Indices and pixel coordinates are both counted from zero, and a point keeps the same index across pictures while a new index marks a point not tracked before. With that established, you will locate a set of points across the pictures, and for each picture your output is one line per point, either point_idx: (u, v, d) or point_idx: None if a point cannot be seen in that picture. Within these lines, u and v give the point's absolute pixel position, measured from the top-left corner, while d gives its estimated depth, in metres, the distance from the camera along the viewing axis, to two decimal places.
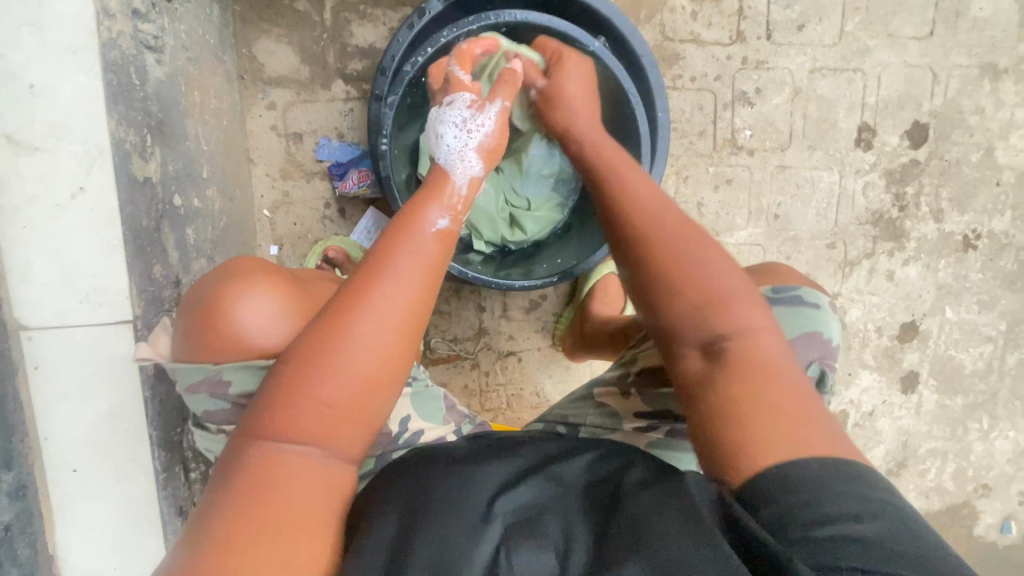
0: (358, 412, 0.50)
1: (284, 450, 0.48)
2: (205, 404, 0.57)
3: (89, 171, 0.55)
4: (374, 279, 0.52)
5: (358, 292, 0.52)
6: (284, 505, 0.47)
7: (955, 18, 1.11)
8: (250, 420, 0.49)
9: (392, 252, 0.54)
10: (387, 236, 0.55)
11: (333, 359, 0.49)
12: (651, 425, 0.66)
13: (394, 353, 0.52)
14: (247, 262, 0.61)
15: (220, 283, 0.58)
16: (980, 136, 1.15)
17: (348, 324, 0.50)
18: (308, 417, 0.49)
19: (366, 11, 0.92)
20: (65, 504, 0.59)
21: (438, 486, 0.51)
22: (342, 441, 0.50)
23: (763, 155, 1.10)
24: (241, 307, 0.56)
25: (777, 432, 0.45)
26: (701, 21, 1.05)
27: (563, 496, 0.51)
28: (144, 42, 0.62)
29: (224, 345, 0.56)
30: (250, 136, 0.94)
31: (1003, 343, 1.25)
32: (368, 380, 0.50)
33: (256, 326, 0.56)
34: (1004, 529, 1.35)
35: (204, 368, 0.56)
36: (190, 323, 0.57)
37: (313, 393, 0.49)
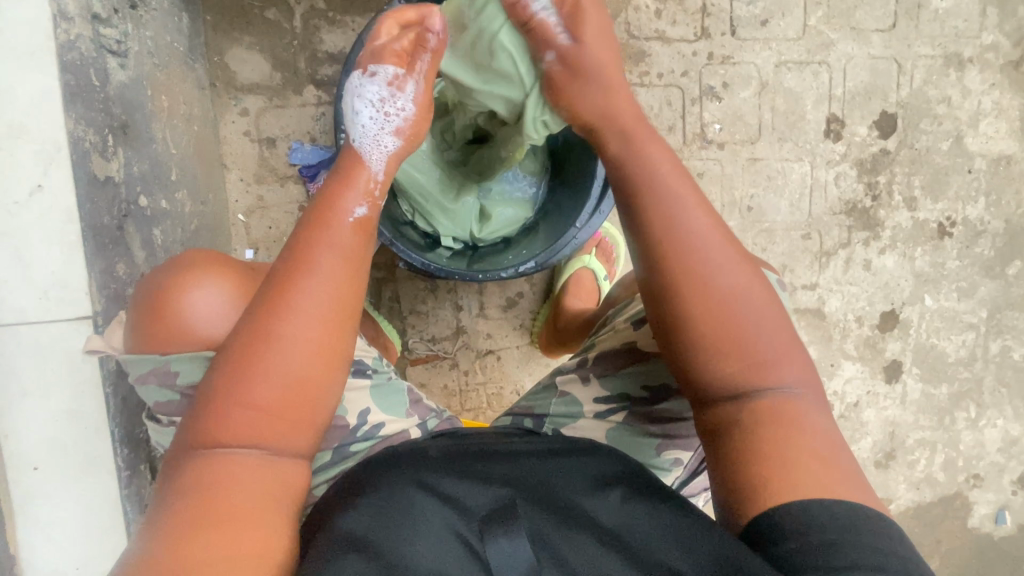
0: (297, 407, 0.49)
1: (225, 453, 0.48)
2: (155, 396, 0.58)
3: (48, 169, 0.56)
4: (295, 275, 0.50)
5: (280, 291, 0.50)
6: (231, 504, 0.46)
7: (917, 10, 1.13)
8: (192, 424, 0.49)
9: (310, 243, 0.51)
10: (303, 226, 0.53)
11: (261, 357, 0.48)
12: (612, 409, 0.69)
13: (325, 345, 0.50)
14: (200, 253, 0.62)
15: (172, 275, 0.58)
16: (949, 125, 1.16)
17: (273, 323, 0.49)
18: (244, 416, 0.48)
19: (334, 18, 0.95)
20: (26, 504, 0.58)
21: (402, 489, 0.50)
22: (281, 437, 0.49)
23: (734, 148, 1.12)
24: (187, 298, 0.57)
25: (781, 464, 0.48)
26: (665, 19, 1.07)
27: (525, 495, 0.51)
28: (106, 47, 0.64)
29: (173, 336, 0.56)
30: (224, 142, 0.95)
31: (986, 329, 1.23)
32: (302, 375, 0.49)
33: (207, 316, 0.57)
34: (998, 520, 1.30)
35: (152, 359, 0.56)
36: (140, 314, 0.57)
37: (246, 393, 0.48)
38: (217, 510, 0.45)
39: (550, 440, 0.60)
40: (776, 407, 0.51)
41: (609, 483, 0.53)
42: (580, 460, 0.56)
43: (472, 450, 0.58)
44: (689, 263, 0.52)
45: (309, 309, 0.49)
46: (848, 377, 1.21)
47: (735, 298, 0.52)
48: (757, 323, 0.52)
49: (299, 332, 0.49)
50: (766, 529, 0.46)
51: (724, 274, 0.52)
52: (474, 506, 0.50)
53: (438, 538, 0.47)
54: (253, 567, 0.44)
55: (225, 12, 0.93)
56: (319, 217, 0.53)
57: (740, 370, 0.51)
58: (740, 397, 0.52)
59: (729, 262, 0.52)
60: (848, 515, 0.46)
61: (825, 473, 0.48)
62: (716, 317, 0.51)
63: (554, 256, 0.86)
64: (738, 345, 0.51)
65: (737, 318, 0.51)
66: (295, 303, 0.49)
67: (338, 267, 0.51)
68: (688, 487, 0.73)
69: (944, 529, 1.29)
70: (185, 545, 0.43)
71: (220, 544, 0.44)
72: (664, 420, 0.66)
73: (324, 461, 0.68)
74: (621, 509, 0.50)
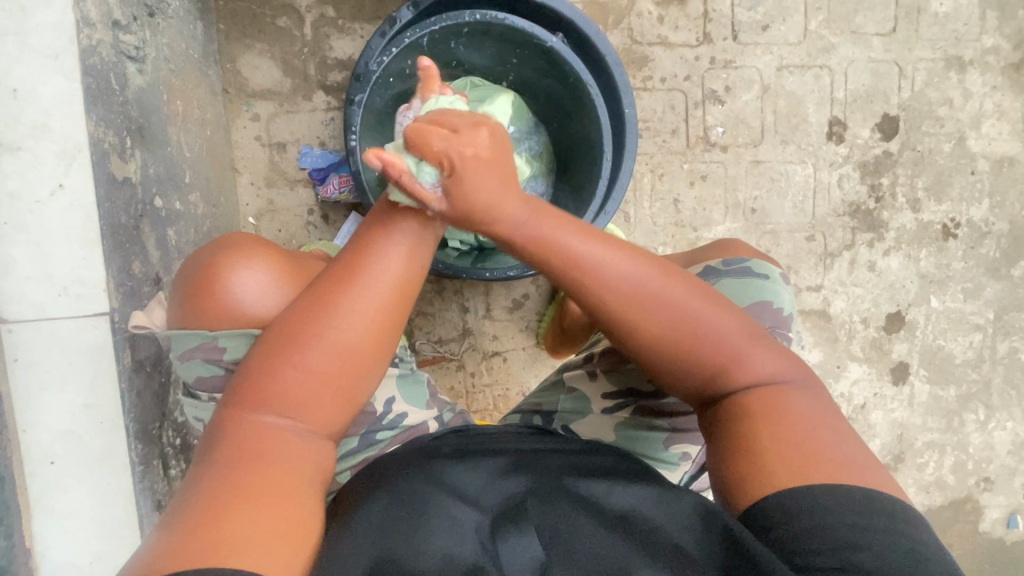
0: (344, 384, 0.51)
1: (268, 423, 0.49)
2: (199, 370, 0.60)
3: (68, 168, 0.58)
4: (362, 257, 0.53)
5: (344, 271, 0.53)
6: (271, 472, 0.47)
7: (917, 14, 1.15)
8: (238, 393, 0.51)
9: (377, 233, 0.55)
10: (371, 221, 0.57)
11: (319, 332, 0.50)
12: (618, 405, 0.70)
13: (378, 328, 0.52)
14: (243, 235, 0.64)
15: (218, 253, 0.60)
16: (951, 127, 1.17)
17: (335, 299, 0.51)
18: (296, 386, 0.50)
19: (344, 25, 0.97)
20: (42, 496, 0.60)
21: (418, 481, 0.51)
22: (323, 416, 0.51)
23: (737, 150, 1.13)
24: (233, 277, 0.58)
25: (788, 448, 0.48)
26: (668, 25, 1.09)
27: (542, 483, 0.51)
28: (125, 52, 0.66)
29: (218, 313, 0.58)
30: (236, 147, 0.97)
31: (993, 330, 1.23)
32: (354, 353, 0.51)
33: (255, 293, 0.58)
34: (1010, 524, 1.28)
35: (200, 334, 0.59)
36: (185, 292, 0.60)
37: (301, 364, 0.50)
38: (257, 475, 0.46)
39: (565, 440, 0.61)
40: (763, 400, 0.51)
41: (622, 473, 0.54)
42: (596, 457, 0.57)
43: (481, 450, 0.58)
44: (632, 284, 0.52)
45: (371, 290, 0.52)
46: (855, 379, 1.21)
47: (679, 307, 0.53)
48: (713, 319, 0.53)
49: (358, 311, 0.51)
50: (772, 515, 0.46)
51: (669, 287, 0.53)
52: (483, 503, 0.50)
53: (450, 532, 0.46)
54: (291, 535, 0.44)
55: (237, 20, 0.95)
56: (386, 212, 0.57)
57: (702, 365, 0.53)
58: (721, 398, 0.53)
59: (665, 274, 0.53)
60: (862, 502, 0.45)
61: (835, 457, 0.48)
62: (665, 327, 0.53)
63: None
64: (691, 348, 0.53)
65: (687, 322, 0.53)
66: (359, 282, 0.52)
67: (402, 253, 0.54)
68: (694, 482, 0.73)
69: (955, 533, 1.28)
70: (225, 508, 0.44)
71: (261, 507, 0.44)
72: (669, 413, 0.67)
73: (350, 447, 0.69)
74: (632, 496, 0.50)
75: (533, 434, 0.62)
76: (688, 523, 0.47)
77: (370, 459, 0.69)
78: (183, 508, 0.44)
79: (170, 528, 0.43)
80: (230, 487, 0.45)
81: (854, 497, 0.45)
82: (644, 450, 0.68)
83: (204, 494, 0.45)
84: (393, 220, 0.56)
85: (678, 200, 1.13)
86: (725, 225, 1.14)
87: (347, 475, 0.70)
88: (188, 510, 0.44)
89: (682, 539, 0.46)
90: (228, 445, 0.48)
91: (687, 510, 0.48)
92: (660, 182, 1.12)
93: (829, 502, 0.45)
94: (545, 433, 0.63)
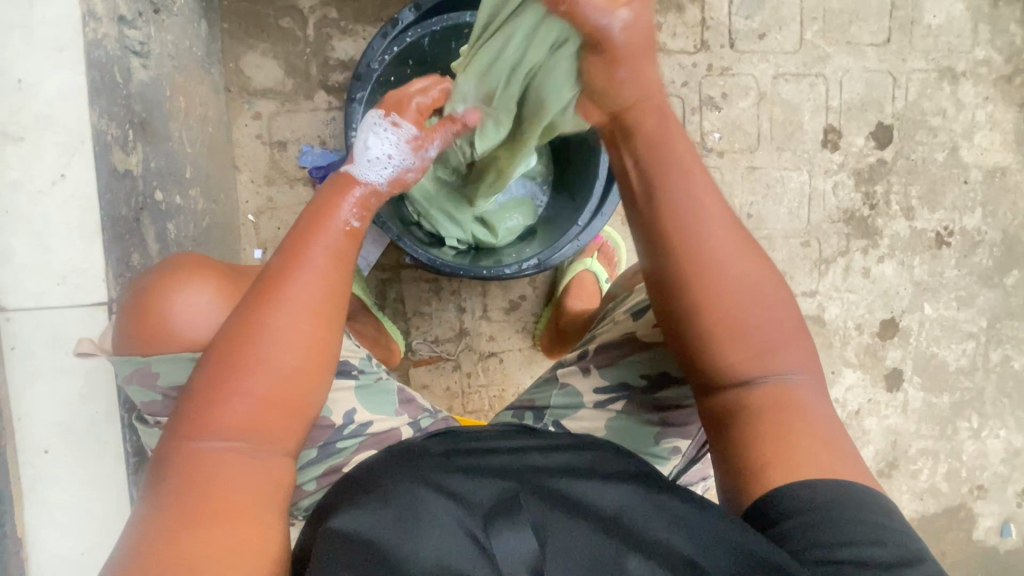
0: (283, 404, 0.49)
1: (208, 451, 0.48)
2: (140, 396, 0.59)
3: (70, 159, 0.59)
4: (286, 270, 0.51)
5: (266, 290, 0.50)
6: (214, 504, 0.46)
7: (911, 26, 1.17)
8: (176, 424, 0.48)
9: (304, 243, 0.52)
10: (296, 229, 0.53)
11: (248, 355, 0.49)
12: (612, 399, 0.70)
13: (312, 342, 0.50)
14: (185, 255, 0.62)
15: (160, 277, 0.58)
16: (944, 136, 1.19)
17: (261, 319, 0.49)
18: (229, 412, 0.48)
19: (347, 27, 0.98)
20: (36, 487, 0.60)
21: (406, 483, 0.50)
22: (270, 437, 0.49)
23: (733, 156, 1.15)
24: (173, 300, 0.57)
25: (786, 443, 0.49)
26: (666, 32, 1.11)
27: (529, 487, 0.51)
28: (130, 46, 0.67)
29: (157, 337, 0.57)
30: (236, 144, 0.98)
31: (986, 338, 1.24)
32: (290, 371, 0.49)
33: (196, 320, 0.57)
34: (1004, 533, 1.28)
35: (135, 361, 0.57)
36: (124, 315, 0.58)
37: (231, 389, 0.48)
38: (201, 509, 0.45)
39: (552, 437, 0.61)
40: (784, 395, 0.52)
41: (614, 472, 0.54)
42: (582, 457, 0.56)
43: (473, 449, 0.58)
44: (690, 250, 0.52)
45: (297, 305, 0.50)
46: (849, 385, 1.22)
47: (741, 286, 0.53)
48: (762, 309, 0.53)
49: (286, 329, 0.49)
50: (773, 511, 0.47)
51: (731, 265, 0.53)
52: (482, 498, 0.50)
53: (453, 528, 0.47)
54: (243, 556, 0.44)
55: (241, 20, 0.96)
56: (317, 213, 0.54)
57: (741, 361, 0.52)
58: (746, 385, 0.53)
59: (741, 256, 0.53)
60: (853, 496, 0.47)
61: (829, 452, 0.50)
62: (716, 317, 0.52)
63: (555, 255, 0.87)
64: (738, 336, 0.52)
65: (738, 304, 0.52)
66: (283, 299, 0.50)
67: (327, 270, 0.52)
68: (685, 478, 0.74)
69: (949, 541, 1.28)
70: (178, 541, 0.43)
71: (207, 541, 0.44)
72: (665, 407, 0.67)
73: (311, 458, 0.69)
74: (620, 496, 0.50)
75: (518, 433, 0.62)
76: (676, 520, 0.48)
77: (334, 469, 0.70)
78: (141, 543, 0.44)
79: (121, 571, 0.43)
80: (183, 520, 0.45)
81: (852, 492, 0.47)
82: (636, 446, 0.69)
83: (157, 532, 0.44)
84: (319, 226, 0.53)
85: None
86: None
87: (314, 485, 0.70)
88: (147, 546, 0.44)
89: (671, 536, 0.46)
90: (174, 476, 0.47)
91: (675, 509, 0.49)
92: None
93: (824, 496, 0.47)
94: (534, 431, 0.63)
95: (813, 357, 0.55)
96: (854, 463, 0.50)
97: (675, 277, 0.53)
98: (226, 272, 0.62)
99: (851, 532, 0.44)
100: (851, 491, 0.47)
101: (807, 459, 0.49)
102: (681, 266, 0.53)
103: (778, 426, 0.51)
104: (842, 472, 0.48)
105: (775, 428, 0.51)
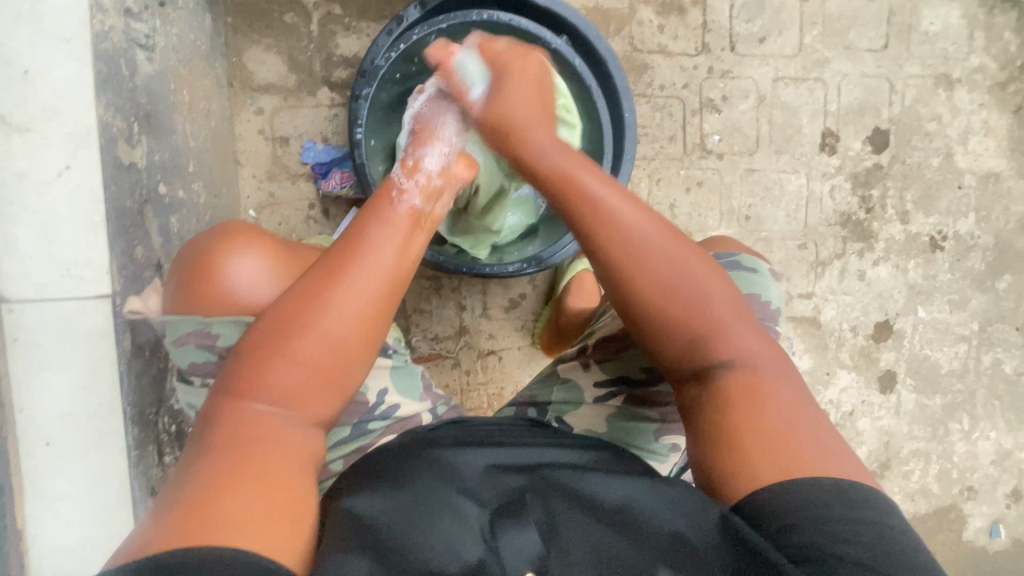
0: (332, 375, 0.51)
1: (259, 411, 0.49)
2: (193, 357, 0.60)
3: (76, 151, 0.58)
4: (354, 246, 0.53)
5: (331, 263, 0.53)
6: (259, 460, 0.47)
7: (908, 32, 1.18)
8: (227, 382, 0.50)
9: (367, 224, 0.55)
10: (360, 212, 0.57)
11: (307, 322, 0.50)
12: (611, 394, 0.71)
13: (367, 319, 0.52)
14: (242, 225, 0.65)
15: (213, 241, 0.62)
16: (939, 142, 1.20)
17: (323, 289, 0.51)
18: (285, 374, 0.50)
19: (350, 23, 0.98)
20: (37, 478, 0.59)
21: (412, 475, 0.51)
22: (314, 405, 0.51)
23: (732, 158, 1.16)
24: (230, 262, 0.60)
25: (789, 440, 0.49)
26: (668, 34, 1.12)
27: (534, 481, 0.52)
28: (136, 40, 0.67)
29: (210, 298, 0.59)
30: (239, 139, 0.98)
31: (978, 341, 1.26)
32: (344, 343, 0.51)
33: (249, 282, 0.60)
34: (993, 533, 1.30)
35: (195, 321, 0.58)
36: (180, 277, 0.61)
37: (288, 353, 0.50)
38: (245, 463, 0.47)
39: (560, 434, 0.62)
40: (749, 386, 0.53)
41: (617, 468, 0.55)
42: (584, 454, 0.57)
43: (477, 441, 0.58)
44: (624, 245, 0.54)
45: (359, 280, 0.52)
46: (844, 386, 1.23)
47: (682, 283, 0.54)
48: (712, 308, 0.54)
49: (346, 302, 0.51)
50: (763, 505, 0.47)
51: (678, 267, 0.54)
52: (481, 494, 0.50)
53: (450, 523, 0.47)
54: (278, 521, 0.44)
55: (245, 15, 0.96)
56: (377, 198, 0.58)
57: (687, 344, 0.54)
58: (708, 374, 0.54)
59: (675, 246, 0.55)
60: (848, 495, 0.46)
61: (829, 452, 0.50)
62: (670, 309, 0.54)
63: (555, 254, 0.88)
64: (680, 320, 0.54)
65: (677, 284, 0.54)
66: (348, 273, 0.52)
67: (390, 249, 0.54)
68: (686, 475, 0.75)
69: (939, 541, 1.29)
70: (217, 496, 0.44)
71: (249, 495, 0.45)
72: (662, 403, 0.68)
73: (342, 436, 0.68)
74: (627, 486, 0.50)
75: (529, 427, 0.63)
76: (680, 510, 0.48)
77: (363, 449, 0.69)
78: (178, 494, 0.45)
79: (162, 513, 0.44)
80: (226, 474, 0.46)
81: (851, 496, 0.47)
82: (636, 442, 0.69)
83: (199, 485, 0.45)
84: (381, 210, 0.56)
85: (673, 205, 1.15)
86: (719, 231, 1.16)
87: (340, 466, 0.69)
88: (184, 496, 0.44)
89: (675, 524, 0.47)
90: (218, 434, 0.49)
91: (679, 499, 0.49)
92: (657, 187, 1.14)
93: (822, 493, 0.46)
94: (541, 425, 0.64)
95: (772, 345, 0.56)
96: (852, 463, 0.50)
97: (613, 281, 0.55)
98: (278, 243, 0.66)
99: (844, 530, 0.44)
100: (851, 493, 0.47)
101: (802, 457, 0.48)
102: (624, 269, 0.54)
103: (774, 422, 0.50)
104: (837, 470, 0.48)
105: (767, 427, 0.50)
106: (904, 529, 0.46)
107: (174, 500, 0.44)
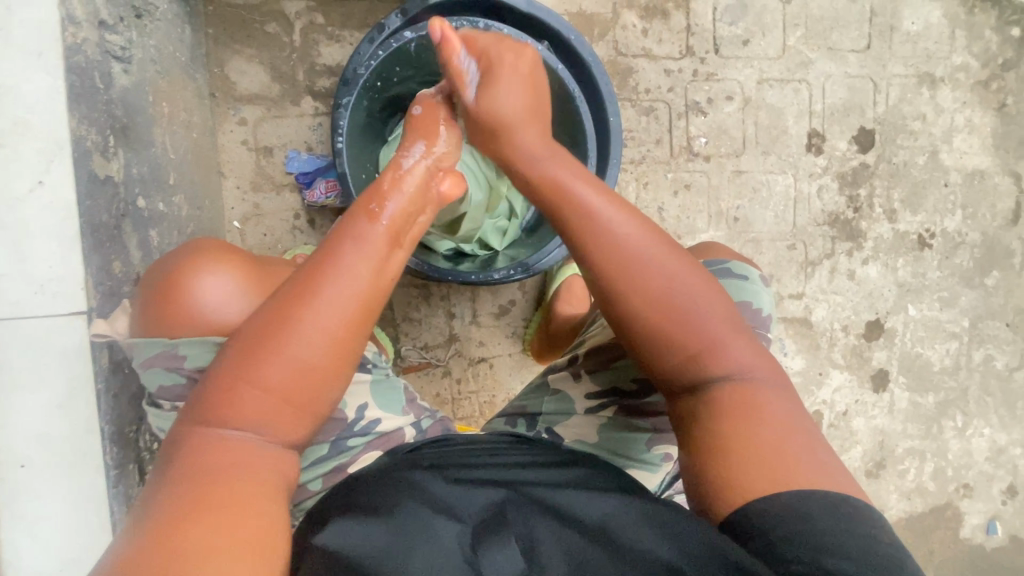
0: (301, 396, 0.50)
1: (229, 439, 0.49)
2: (159, 379, 0.61)
3: (49, 165, 0.58)
4: (318, 274, 0.52)
5: (306, 277, 0.52)
6: (238, 488, 0.47)
7: (890, 32, 1.19)
8: (202, 410, 0.50)
9: (340, 239, 0.54)
10: (339, 225, 0.56)
11: (276, 348, 0.49)
12: (602, 406, 0.70)
13: (342, 339, 0.51)
14: (212, 241, 0.66)
15: (181, 260, 0.62)
16: (924, 140, 1.21)
17: (295, 313, 0.50)
18: (257, 403, 0.49)
19: (332, 33, 0.98)
20: (9, 501, 0.58)
21: (386, 500, 0.49)
22: (285, 428, 0.50)
23: (719, 160, 1.16)
24: (196, 284, 0.61)
25: (775, 459, 0.50)
26: (652, 37, 1.12)
27: (514, 501, 0.50)
28: (110, 52, 0.67)
29: (175, 319, 0.60)
30: (222, 150, 0.97)
31: (969, 338, 1.26)
32: (317, 367, 0.50)
33: (216, 302, 0.61)
34: (989, 530, 1.30)
35: (160, 343, 0.59)
36: (149, 297, 0.61)
37: (260, 381, 0.49)
38: (208, 492, 0.46)
39: (547, 450, 0.61)
40: (740, 391, 0.55)
41: (601, 485, 0.53)
42: (575, 472, 0.56)
43: (461, 460, 0.58)
44: (620, 263, 0.56)
45: (329, 302, 0.51)
46: (837, 386, 1.23)
47: (674, 295, 0.56)
48: (705, 307, 0.56)
49: (319, 326, 0.50)
50: (753, 521, 0.47)
51: (657, 270, 0.56)
52: (465, 512, 0.49)
53: (431, 541, 0.45)
54: (240, 551, 0.43)
55: (226, 25, 0.96)
56: (351, 220, 0.56)
57: (692, 358, 0.56)
58: (699, 386, 0.56)
59: (661, 253, 0.57)
60: (831, 505, 0.47)
61: (808, 462, 0.51)
62: (668, 318, 0.55)
63: (542, 260, 0.86)
64: (675, 337, 0.56)
65: (678, 306, 0.56)
66: (313, 296, 0.50)
67: (361, 267, 0.53)
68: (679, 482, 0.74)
69: (937, 539, 1.28)
70: (180, 525, 0.43)
71: (216, 520, 0.44)
72: (654, 414, 0.67)
73: (320, 453, 0.68)
74: (606, 506, 0.50)
75: (515, 446, 0.62)
76: (670, 537, 0.46)
77: (341, 468, 0.68)
78: (144, 520, 0.45)
79: (128, 540, 0.44)
80: (191, 500, 0.45)
81: (840, 511, 0.47)
82: (627, 453, 0.68)
83: (165, 512, 0.45)
84: (358, 228, 0.55)
85: (662, 208, 1.15)
86: (709, 233, 1.17)
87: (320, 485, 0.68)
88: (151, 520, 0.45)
89: (664, 551, 0.45)
90: (188, 459, 0.48)
91: (668, 522, 0.48)
92: (644, 190, 1.14)
93: (810, 508, 0.47)
94: (527, 441, 0.63)
95: (762, 352, 0.58)
96: (831, 476, 0.50)
97: (612, 288, 0.57)
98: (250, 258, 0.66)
99: (832, 542, 0.44)
100: (838, 505, 0.47)
101: (785, 469, 0.50)
102: (628, 287, 0.56)
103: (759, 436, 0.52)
104: (818, 480, 0.49)
105: (753, 438, 0.51)
106: (890, 543, 0.46)
107: (143, 525, 0.44)
